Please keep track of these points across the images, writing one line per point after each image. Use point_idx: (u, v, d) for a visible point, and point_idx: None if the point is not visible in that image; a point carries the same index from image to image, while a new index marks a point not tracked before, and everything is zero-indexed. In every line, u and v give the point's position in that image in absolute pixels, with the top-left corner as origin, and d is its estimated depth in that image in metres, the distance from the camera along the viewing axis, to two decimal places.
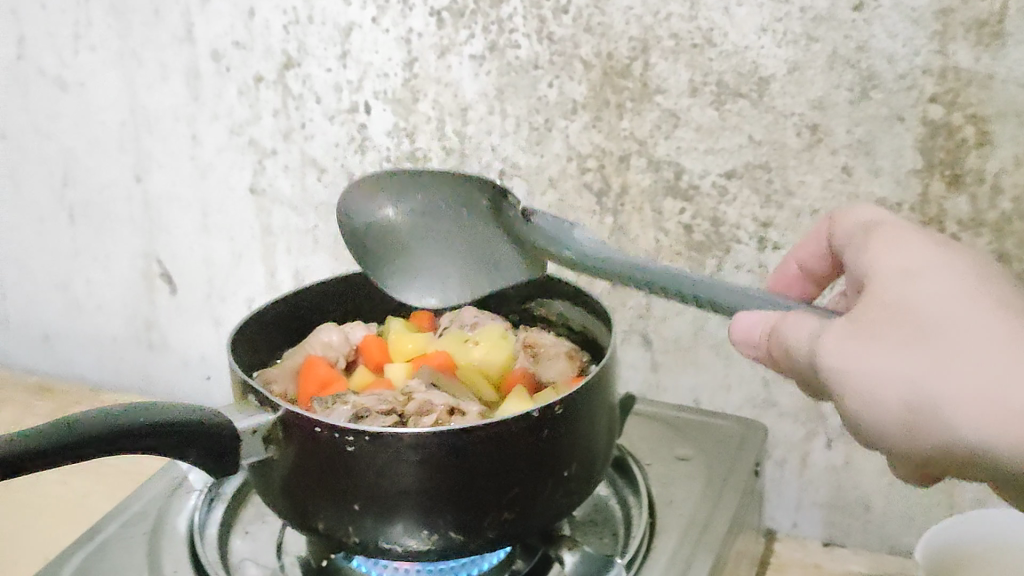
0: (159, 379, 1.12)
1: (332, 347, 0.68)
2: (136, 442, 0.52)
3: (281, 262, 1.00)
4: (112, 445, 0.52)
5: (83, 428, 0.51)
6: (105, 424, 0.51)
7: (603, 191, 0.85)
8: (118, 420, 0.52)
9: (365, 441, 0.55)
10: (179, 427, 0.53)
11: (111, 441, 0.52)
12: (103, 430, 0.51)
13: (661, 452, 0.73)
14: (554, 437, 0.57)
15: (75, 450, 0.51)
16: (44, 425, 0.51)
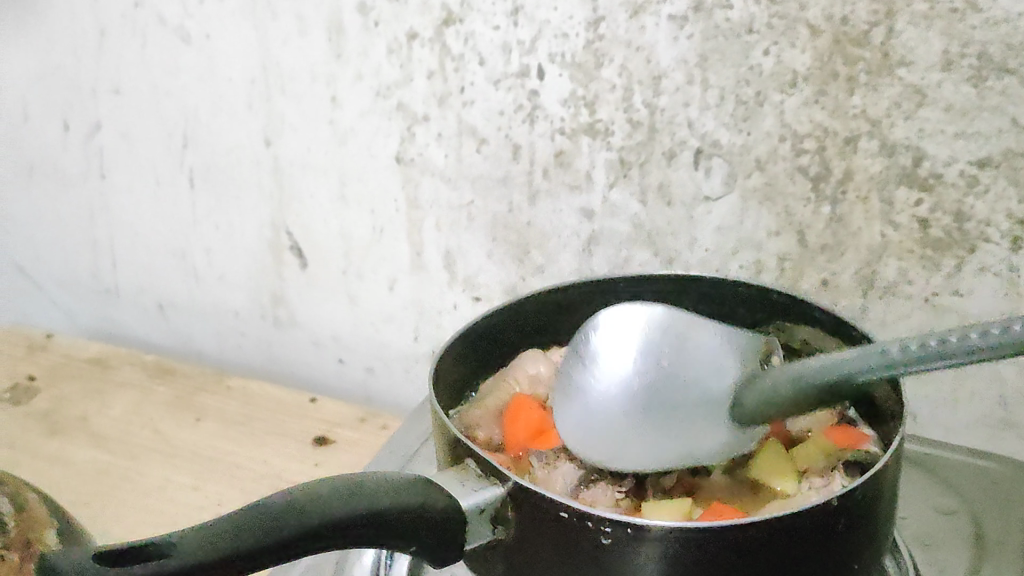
0: (284, 357, 1.02)
1: (543, 384, 0.63)
2: (348, 536, 0.42)
3: (429, 240, 0.89)
4: (320, 542, 0.42)
5: (286, 525, 0.41)
6: (312, 518, 0.41)
7: (821, 176, 0.73)
8: (327, 512, 0.42)
9: (625, 534, 0.44)
10: (397, 516, 0.43)
11: (319, 537, 0.42)
12: (310, 526, 0.41)
13: (920, 505, 0.63)
14: (850, 525, 0.46)
15: (278, 552, 0.41)
16: (239, 519, 0.41)
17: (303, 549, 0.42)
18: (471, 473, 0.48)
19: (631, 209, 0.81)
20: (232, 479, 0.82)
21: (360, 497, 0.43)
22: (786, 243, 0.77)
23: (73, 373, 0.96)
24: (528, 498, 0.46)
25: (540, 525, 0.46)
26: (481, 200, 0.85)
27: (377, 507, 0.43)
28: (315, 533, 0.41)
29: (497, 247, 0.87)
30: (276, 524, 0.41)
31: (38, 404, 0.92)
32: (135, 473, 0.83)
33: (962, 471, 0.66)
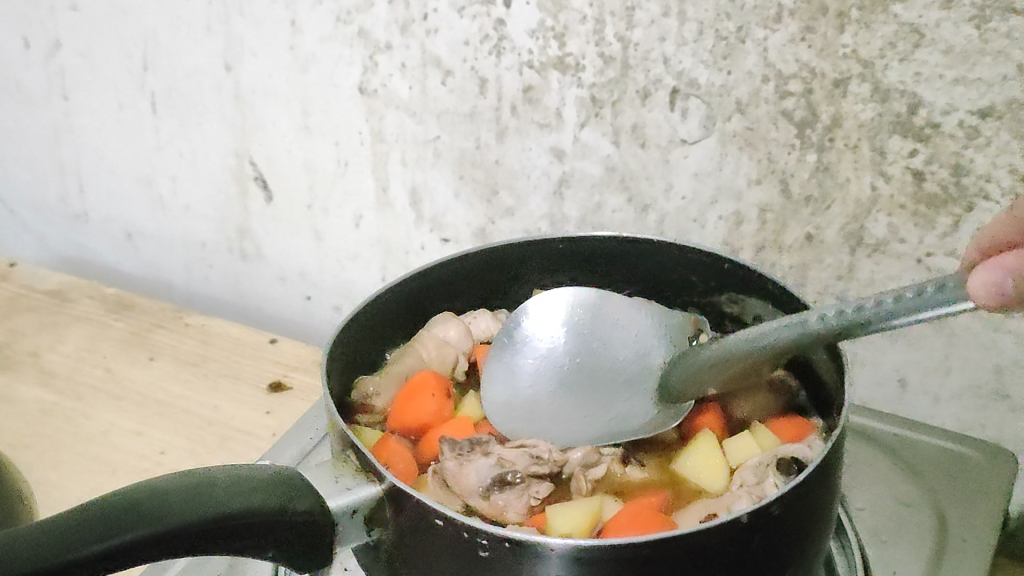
0: (252, 290, 0.98)
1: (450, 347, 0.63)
2: (191, 543, 0.37)
3: (395, 175, 0.83)
4: (159, 549, 0.37)
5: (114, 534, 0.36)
6: (145, 524, 0.36)
7: (807, 122, 0.66)
8: (166, 515, 0.37)
9: (505, 547, 0.39)
10: (254, 517, 0.38)
11: (157, 544, 0.37)
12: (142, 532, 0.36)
13: (877, 493, 0.58)
14: (768, 542, 0.41)
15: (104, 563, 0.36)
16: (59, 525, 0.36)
17: (139, 557, 0.36)
18: (349, 467, 0.43)
19: (604, 150, 0.74)
20: (177, 426, 0.78)
21: (203, 499, 0.37)
22: (768, 193, 0.70)
23: (31, 304, 0.93)
24: (406, 501, 0.41)
25: (418, 533, 0.41)
26: (448, 136, 0.79)
27: (224, 511, 0.37)
28: (146, 543, 0.36)
29: (466, 187, 0.81)
30: (97, 535, 0.35)
31: None
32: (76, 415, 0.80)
33: (929, 456, 0.60)
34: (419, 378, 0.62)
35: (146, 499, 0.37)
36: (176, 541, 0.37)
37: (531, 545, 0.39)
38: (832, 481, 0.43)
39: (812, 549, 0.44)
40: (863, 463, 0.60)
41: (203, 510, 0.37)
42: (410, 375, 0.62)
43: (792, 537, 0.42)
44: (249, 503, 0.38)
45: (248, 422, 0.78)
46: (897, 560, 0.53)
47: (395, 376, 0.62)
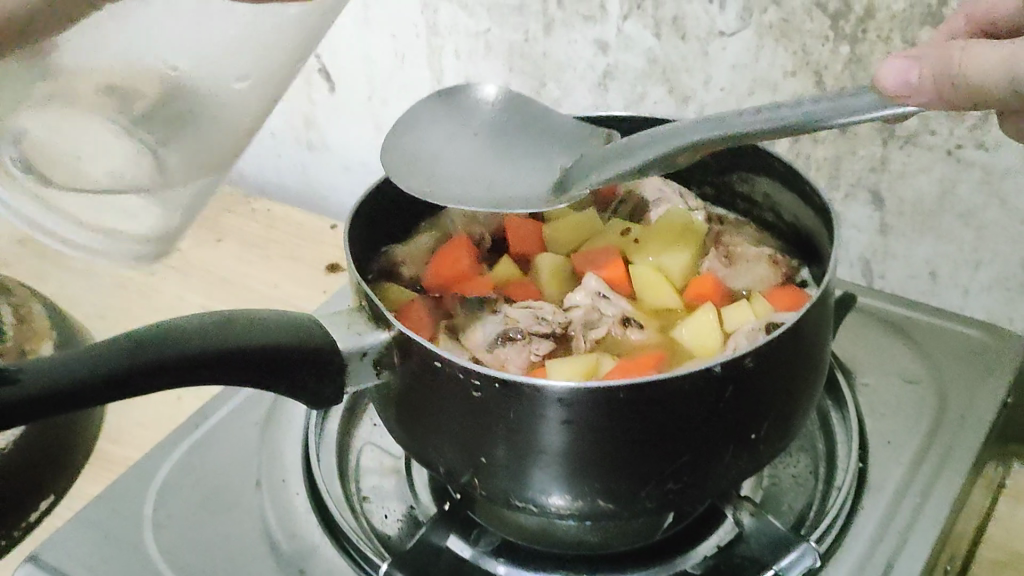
0: (319, 180, 1.02)
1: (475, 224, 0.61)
2: (233, 372, 0.43)
3: (450, 68, 0.86)
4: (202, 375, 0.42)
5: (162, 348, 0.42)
6: (186, 345, 0.42)
7: (840, 13, 0.67)
8: (212, 342, 0.42)
9: (495, 389, 0.43)
10: (285, 352, 0.43)
11: (197, 371, 0.42)
12: (184, 353, 0.42)
13: (884, 370, 0.60)
14: (741, 395, 0.44)
15: (156, 379, 0.42)
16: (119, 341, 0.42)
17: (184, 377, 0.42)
18: (361, 316, 0.47)
19: (645, 42, 0.76)
20: (238, 300, 0.83)
21: (242, 330, 0.43)
22: (804, 84, 0.72)
23: None
24: (409, 346, 0.45)
25: (422, 374, 0.45)
26: (498, 29, 0.81)
27: (238, 344, 0.43)
28: (191, 368, 0.42)
29: (516, 78, 0.84)
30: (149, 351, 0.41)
31: None
32: (151, 288, 0.85)
33: (942, 339, 0.62)
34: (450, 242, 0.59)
35: (170, 331, 0.42)
36: (220, 370, 0.43)
37: (518, 387, 0.42)
38: (812, 345, 0.46)
39: (793, 408, 0.47)
40: (876, 342, 0.62)
41: (246, 340, 0.43)
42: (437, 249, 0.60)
43: (765, 393, 0.44)
44: (261, 337, 0.43)
45: (305, 300, 0.83)
46: (893, 432, 0.55)
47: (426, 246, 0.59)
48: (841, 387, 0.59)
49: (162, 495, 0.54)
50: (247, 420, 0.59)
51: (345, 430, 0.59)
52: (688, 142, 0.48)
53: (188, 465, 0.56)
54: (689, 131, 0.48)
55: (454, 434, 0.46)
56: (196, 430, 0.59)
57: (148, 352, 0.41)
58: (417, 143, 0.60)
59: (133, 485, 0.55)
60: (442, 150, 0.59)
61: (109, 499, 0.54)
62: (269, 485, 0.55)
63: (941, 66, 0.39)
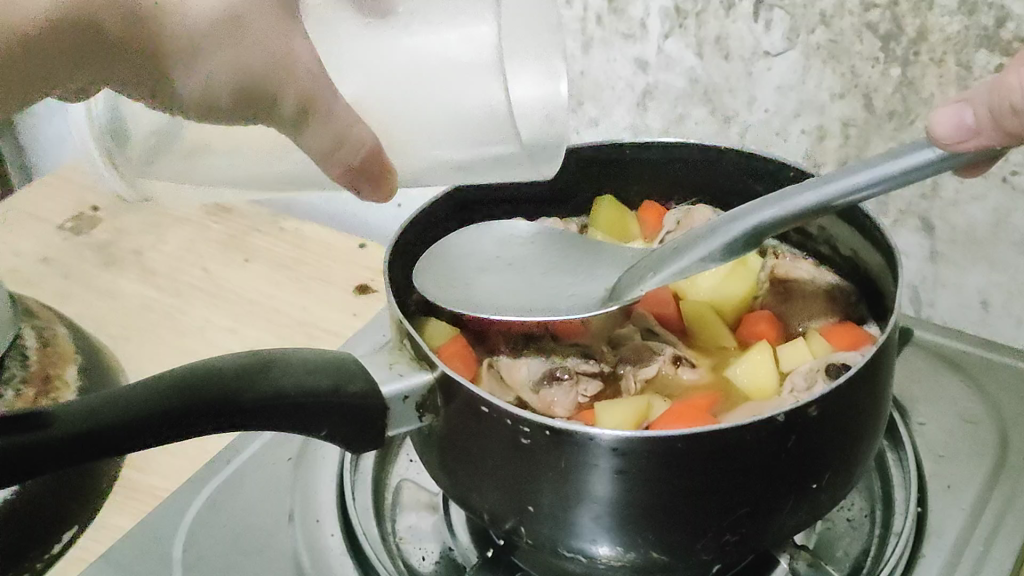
0: (348, 197, 1.00)
1: None
2: (268, 419, 0.41)
3: None
4: (236, 421, 0.40)
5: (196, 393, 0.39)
6: (221, 390, 0.40)
7: (892, 35, 0.65)
8: (248, 388, 0.40)
9: (545, 435, 0.41)
10: (323, 400, 0.41)
11: (231, 418, 0.40)
12: (219, 399, 0.39)
13: (940, 410, 0.58)
14: (804, 445, 0.42)
15: (188, 425, 0.39)
16: (146, 383, 0.40)
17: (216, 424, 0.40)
18: (404, 355, 0.45)
19: (686, 62, 0.74)
20: (266, 322, 0.81)
21: (278, 374, 0.41)
22: (852, 107, 0.69)
23: (135, 207, 0.97)
24: (453, 387, 0.43)
25: (468, 418, 0.43)
26: None
27: (277, 390, 0.41)
28: (226, 415, 0.40)
29: None
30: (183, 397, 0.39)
31: (98, 235, 0.93)
32: (178, 310, 0.83)
33: (1000, 377, 0.59)
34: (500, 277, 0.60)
35: (206, 373, 0.40)
36: (255, 417, 0.41)
37: (570, 436, 0.40)
38: (876, 389, 0.44)
39: (855, 456, 0.44)
40: (930, 379, 0.60)
41: (284, 385, 0.41)
42: None
43: (829, 441, 0.42)
44: (302, 383, 0.41)
45: (335, 323, 0.81)
46: (953, 476, 0.53)
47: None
48: (897, 429, 0.56)
49: (192, 536, 0.53)
50: (278, 457, 0.57)
51: (381, 467, 0.57)
52: (772, 216, 0.46)
53: (218, 504, 0.54)
54: (743, 217, 0.47)
55: (499, 481, 0.44)
56: (226, 466, 0.57)
57: (183, 399, 0.39)
58: (457, 253, 0.53)
59: (161, 525, 0.53)
60: (486, 265, 0.53)
61: (136, 539, 0.52)
62: (303, 525, 0.53)
63: (994, 102, 0.43)
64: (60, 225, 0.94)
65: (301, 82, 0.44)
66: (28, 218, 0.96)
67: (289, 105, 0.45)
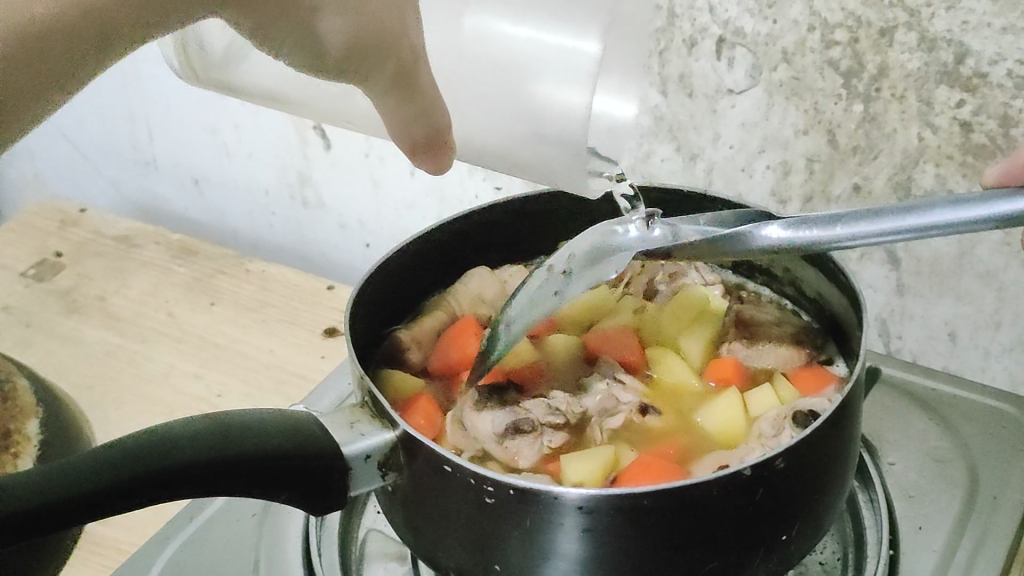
0: (315, 237, 1.00)
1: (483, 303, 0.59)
2: (230, 484, 0.40)
3: None
4: (200, 487, 0.40)
5: (156, 461, 0.39)
6: (182, 456, 0.39)
7: (853, 72, 0.65)
8: (210, 451, 0.40)
9: (510, 495, 0.40)
10: (287, 462, 0.41)
11: (194, 485, 0.40)
12: (180, 464, 0.39)
13: (910, 448, 0.57)
14: (772, 496, 0.41)
15: (150, 493, 0.39)
16: (107, 449, 0.39)
17: (179, 491, 0.40)
18: (366, 413, 0.44)
19: (651, 100, 0.74)
20: (233, 367, 0.80)
21: (241, 436, 0.40)
22: (815, 143, 0.69)
23: (100, 251, 0.96)
24: (415, 446, 0.42)
25: (431, 477, 0.42)
26: None
27: (237, 455, 0.40)
28: (186, 481, 0.39)
29: None
30: (141, 465, 0.39)
31: (61, 282, 0.92)
32: (142, 356, 0.82)
33: (967, 414, 0.59)
34: (459, 325, 0.57)
35: (162, 441, 0.39)
36: (219, 481, 0.40)
37: (535, 495, 0.40)
38: (841, 438, 0.43)
39: (823, 505, 0.44)
40: (899, 417, 0.60)
41: (246, 446, 0.40)
42: (443, 329, 0.58)
43: (795, 493, 0.42)
44: (261, 446, 0.41)
45: (302, 366, 0.80)
46: (925, 517, 0.53)
47: (432, 329, 0.58)
48: (868, 470, 0.56)
49: None
50: (243, 512, 0.56)
51: (347, 520, 0.56)
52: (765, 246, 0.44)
53: (179, 564, 0.53)
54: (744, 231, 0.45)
55: (464, 540, 0.43)
56: (189, 523, 0.56)
57: (142, 467, 0.38)
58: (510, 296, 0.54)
59: None
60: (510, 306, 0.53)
61: None
62: None
63: None
64: (22, 272, 0.93)
65: (404, 58, 0.51)
66: None
67: (391, 70, 0.51)
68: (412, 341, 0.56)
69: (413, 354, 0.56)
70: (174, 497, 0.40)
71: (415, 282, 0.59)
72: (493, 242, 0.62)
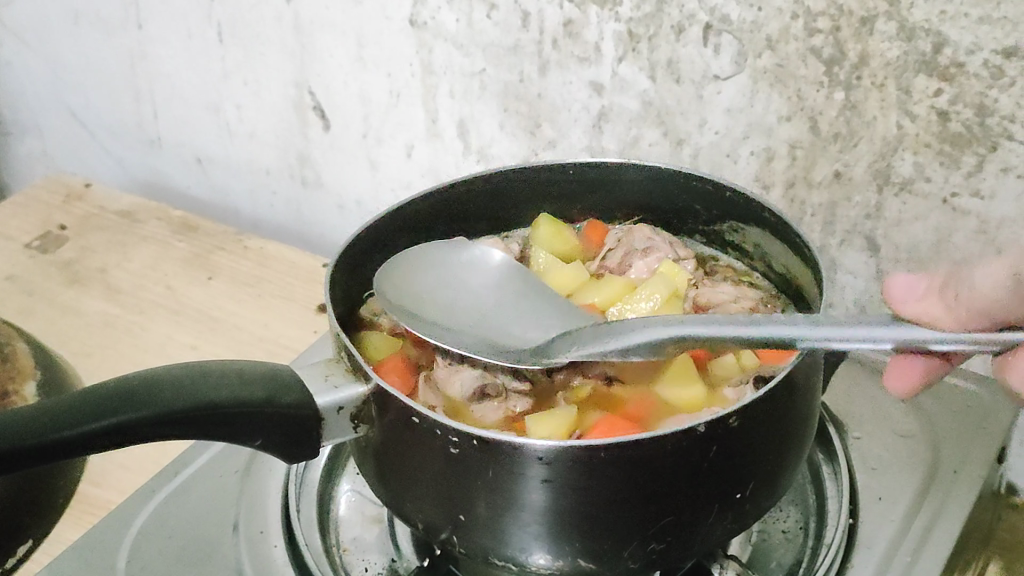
0: (314, 218, 1.02)
1: None
2: (205, 429, 0.42)
3: (444, 107, 0.86)
4: (174, 430, 0.41)
5: (133, 404, 0.40)
6: (159, 401, 0.41)
7: (834, 60, 0.66)
8: (186, 397, 0.41)
9: (473, 446, 0.42)
10: (260, 410, 0.43)
11: (170, 427, 0.41)
12: (156, 409, 0.41)
13: (876, 423, 0.59)
14: (726, 454, 0.43)
15: (126, 434, 0.41)
16: (86, 391, 0.41)
17: (155, 433, 0.41)
18: (340, 366, 0.46)
19: (641, 85, 0.75)
20: (227, 339, 0.82)
21: (216, 384, 0.42)
22: (797, 129, 0.70)
23: (102, 225, 0.98)
24: (386, 399, 0.44)
25: (399, 428, 0.44)
26: (493, 69, 0.81)
27: (212, 402, 0.42)
28: (162, 425, 0.41)
29: (511, 120, 0.83)
30: (118, 409, 0.40)
31: (63, 254, 0.94)
32: (140, 326, 0.84)
33: (936, 391, 0.61)
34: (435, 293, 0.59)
35: (142, 388, 0.41)
36: (194, 425, 0.42)
37: (495, 444, 0.41)
38: (795, 402, 0.45)
39: (778, 467, 0.46)
40: (868, 394, 0.61)
41: (221, 393, 0.42)
42: None
43: (748, 451, 0.43)
44: (237, 395, 0.42)
45: (295, 339, 0.82)
46: (885, 488, 0.54)
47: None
48: (834, 443, 0.58)
49: (136, 547, 0.53)
50: (226, 468, 0.58)
51: (327, 478, 0.58)
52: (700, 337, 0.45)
53: (163, 513, 0.55)
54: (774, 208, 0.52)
55: (430, 493, 0.45)
56: (175, 477, 0.58)
57: (119, 411, 0.40)
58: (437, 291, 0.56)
59: (108, 530, 0.54)
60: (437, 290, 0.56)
61: (81, 549, 0.53)
62: (247, 536, 0.53)
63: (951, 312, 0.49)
64: (26, 244, 0.95)
65: None
66: None
67: None
68: (389, 306, 0.58)
69: (387, 318, 0.58)
70: (150, 438, 0.41)
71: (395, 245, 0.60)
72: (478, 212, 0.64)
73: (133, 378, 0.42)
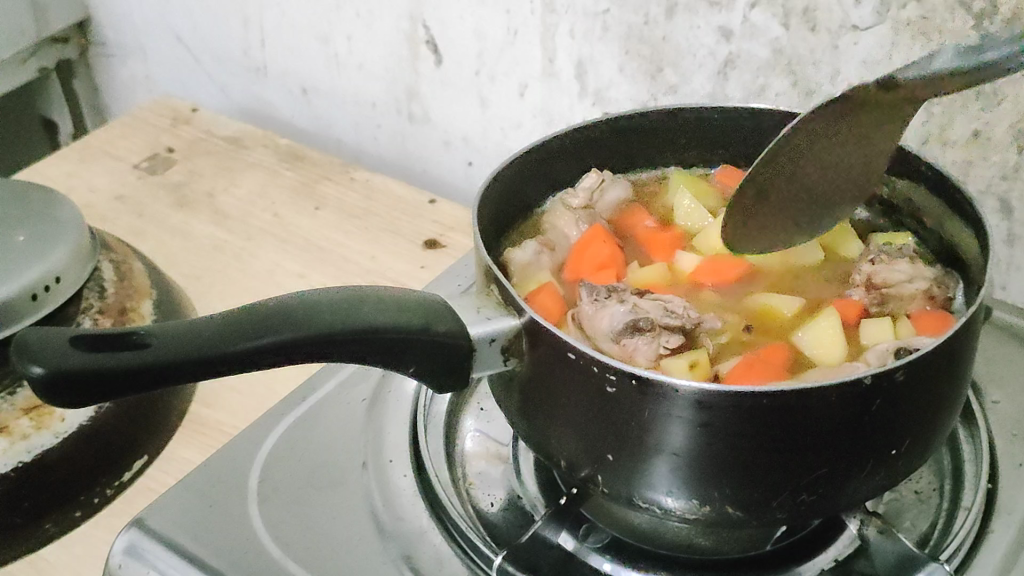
0: (418, 152, 1.02)
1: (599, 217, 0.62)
2: (361, 353, 0.42)
3: (562, 47, 0.84)
4: (331, 352, 0.41)
5: (293, 324, 0.40)
6: (318, 322, 0.40)
7: (984, 14, 0.63)
8: (344, 320, 0.41)
9: (632, 385, 0.41)
10: (417, 336, 0.42)
11: (326, 349, 0.41)
12: (315, 331, 0.40)
13: (1015, 390, 0.58)
14: (888, 409, 0.42)
15: (283, 354, 0.40)
16: (245, 310, 0.41)
17: (313, 355, 0.41)
18: (491, 300, 0.46)
19: (772, 33, 0.72)
20: (336, 269, 0.82)
21: (375, 309, 0.42)
22: None
23: (209, 149, 0.99)
24: (539, 332, 0.43)
25: (552, 361, 0.44)
26: (617, 10, 0.79)
27: (371, 326, 0.41)
28: (319, 347, 0.41)
29: (631, 63, 0.81)
30: (278, 327, 0.40)
31: (172, 176, 0.94)
32: (249, 252, 0.84)
33: None
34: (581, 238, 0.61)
35: (301, 309, 0.41)
36: (351, 348, 0.41)
37: (654, 384, 0.40)
38: (958, 362, 0.44)
39: (935, 425, 0.45)
40: (1004, 360, 0.60)
41: (380, 318, 0.42)
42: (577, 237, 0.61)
43: (910, 407, 0.42)
44: (396, 321, 0.42)
45: (404, 273, 0.82)
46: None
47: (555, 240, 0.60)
48: (972, 407, 0.56)
49: (268, 467, 0.54)
50: (354, 397, 0.59)
51: (454, 413, 0.58)
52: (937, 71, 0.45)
53: (292, 439, 0.56)
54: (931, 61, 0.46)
55: (578, 428, 0.45)
56: (302, 403, 0.58)
57: (279, 330, 0.40)
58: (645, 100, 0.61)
59: (239, 450, 0.55)
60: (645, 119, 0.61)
61: (212, 467, 0.54)
62: (375, 465, 0.53)
63: None
64: (136, 164, 0.96)
65: None
66: (105, 155, 0.97)
67: None
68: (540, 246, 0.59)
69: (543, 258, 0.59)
70: (306, 359, 0.41)
71: (533, 180, 0.62)
72: (617, 150, 0.65)
73: (291, 300, 0.42)
